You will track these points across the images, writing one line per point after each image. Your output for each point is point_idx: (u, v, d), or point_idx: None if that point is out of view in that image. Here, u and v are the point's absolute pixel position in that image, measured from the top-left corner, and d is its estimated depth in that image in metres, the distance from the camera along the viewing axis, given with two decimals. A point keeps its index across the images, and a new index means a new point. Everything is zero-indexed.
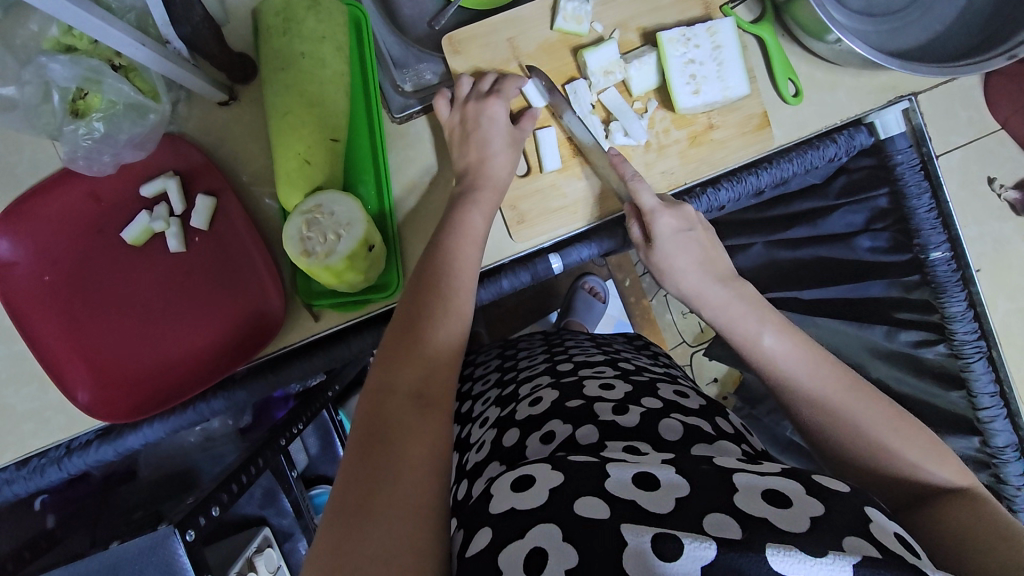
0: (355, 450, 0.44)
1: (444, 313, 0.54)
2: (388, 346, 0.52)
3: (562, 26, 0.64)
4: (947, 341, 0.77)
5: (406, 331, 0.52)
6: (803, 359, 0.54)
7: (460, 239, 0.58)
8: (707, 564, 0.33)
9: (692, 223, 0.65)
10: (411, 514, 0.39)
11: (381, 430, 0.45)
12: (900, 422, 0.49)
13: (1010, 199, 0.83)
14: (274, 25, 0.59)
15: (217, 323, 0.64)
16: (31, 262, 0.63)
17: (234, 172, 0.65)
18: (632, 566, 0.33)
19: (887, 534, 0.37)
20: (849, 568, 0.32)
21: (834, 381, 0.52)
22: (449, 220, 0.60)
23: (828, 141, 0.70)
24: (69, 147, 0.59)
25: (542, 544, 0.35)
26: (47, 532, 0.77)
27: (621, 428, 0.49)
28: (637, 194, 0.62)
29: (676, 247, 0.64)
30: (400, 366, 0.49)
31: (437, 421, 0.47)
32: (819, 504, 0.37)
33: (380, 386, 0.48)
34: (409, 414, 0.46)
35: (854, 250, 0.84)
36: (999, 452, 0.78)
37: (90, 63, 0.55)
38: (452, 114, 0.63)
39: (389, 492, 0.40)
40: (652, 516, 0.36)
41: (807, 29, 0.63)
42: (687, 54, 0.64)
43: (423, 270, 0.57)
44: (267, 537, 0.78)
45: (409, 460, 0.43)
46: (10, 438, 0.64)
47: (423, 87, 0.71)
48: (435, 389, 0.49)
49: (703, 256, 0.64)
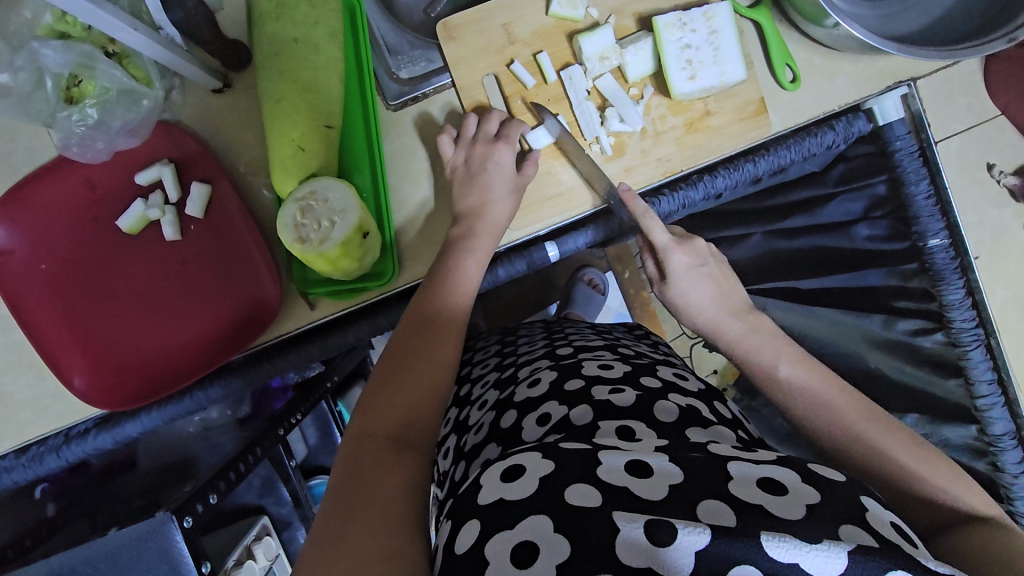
0: (332, 492, 0.43)
1: (431, 359, 0.53)
2: (373, 387, 0.51)
3: (558, 11, 0.63)
4: (944, 329, 0.77)
5: (391, 375, 0.51)
6: (819, 394, 0.52)
7: (449, 289, 0.58)
8: (701, 550, 0.33)
9: (704, 258, 0.65)
10: (381, 553, 0.38)
11: (358, 469, 0.43)
12: (920, 450, 0.48)
13: (1009, 186, 0.83)
14: (267, 9, 0.59)
15: (212, 313, 0.64)
16: (29, 250, 0.63)
17: (230, 161, 0.65)
18: (625, 551, 0.33)
19: (884, 524, 0.37)
20: (844, 555, 0.33)
21: (860, 413, 0.50)
22: (443, 266, 0.60)
23: (827, 128, 0.69)
24: (62, 134, 0.59)
25: (534, 538, 0.35)
26: (47, 519, 0.78)
27: (617, 407, 0.49)
28: (651, 231, 0.62)
29: (691, 284, 0.64)
30: (379, 410, 0.48)
31: (416, 462, 0.45)
32: (815, 492, 0.37)
33: (359, 431, 0.47)
34: (391, 449, 0.45)
35: (852, 238, 0.83)
36: (997, 440, 0.77)
37: (83, 49, 0.56)
38: (457, 153, 0.63)
39: (356, 535, 0.38)
40: (645, 503, 0.36)
41: (806, 14, 0.62)
42: (683, 39, 0.63)
43: (411, 316, 0.56)
44: (266, 526, 0.79)
45: (381, 503, 0.41)
46: (9, 425, 0.64)
47: (451, 84, 0.66)
48: (416, 434, 0.48)
49: (718, 290, 0.64)
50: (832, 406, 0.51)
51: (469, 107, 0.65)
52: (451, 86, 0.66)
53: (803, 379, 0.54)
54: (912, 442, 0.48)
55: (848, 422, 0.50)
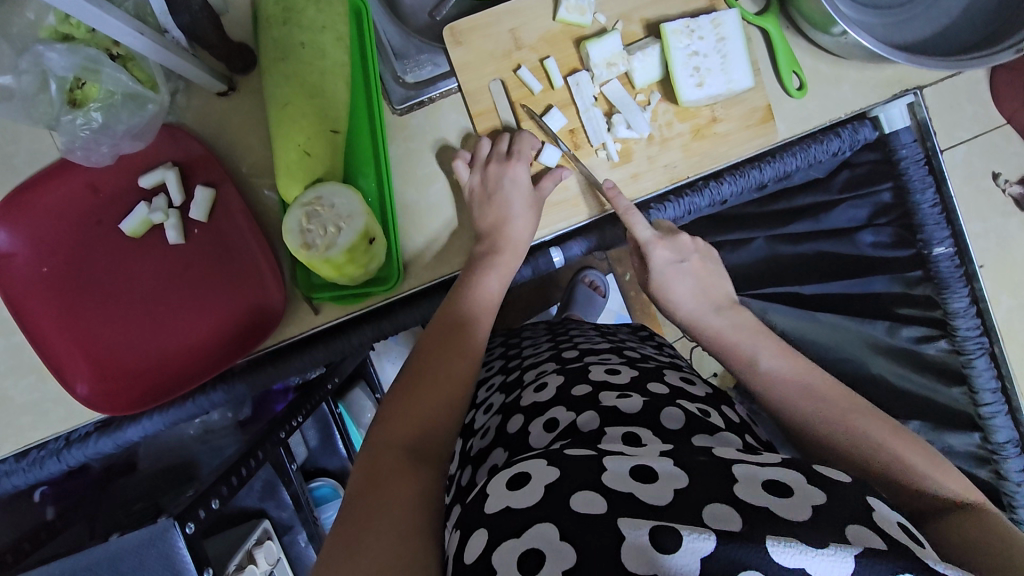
0: (350, 499, 0.42)
1: (449, 368, 0.53)
2: (396, 394, 0.51)
3: (565, 17, 0.63)
4: (948, 337, 0.78)
5: (415, 381, 0.51)
6: (800, 389, 0.52)
7: (469, 300, 0.59)
8: (705, 556, 0.33)
9: (686, 253, 0.65)
10: (395, 559, 0.37)
11: (373, 477, 0.43)
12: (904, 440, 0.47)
13: (1014, 194, 0.83)
14: (273, 13, 0.59)
15: (218, 317, 0.64)
16: (31, 254, 0.63)
17: (234, 164, 0.64)
18: (631, 558, 0.33)
19: (889, 523, 0.37)
20: (850, 560, 0.32)
21: (847, 401, 0.50)
22: (463, 282, 0.60)
23: (832, 136, 0.69)
24: (66, 137, 0.59)
25: (540, 545, 0.34)
26: (47, 523, 0.78)
27: (623, 414, 0.49)
28: (635, 227, 0.63)
29: (674, 277, 0.65)
30: (399, 420, 0.48)
31: (432, 471, 0.45)
32: (820, 493, 0.37)
33: (380, 436, 0.47)
34: (406, 458, 0.45)
35: (856, 245, 0.84)
36: (1000, 448, 0.77)
37: (87, 52, 0.55)
38: (472, 175, 0.62)
39: (373, 541, 0.38)
40: (651, 509, 0.36)
41: (814, 21, 0.62)
42: (691, 46, 0.63)
43: (434, 327, 0.57)
44: (267, 530, 0.78)
45: (399, 508, 0.41)
46: (9, 429, 0.63)
47: (457, 88, 0.66)
48: (435, 442, 0.48)
49: (701, 285, 0.64)
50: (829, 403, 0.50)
51: (478, 114, 0.65)
52: (457, 91, 0.66)
53: (797, 368, 0.53)
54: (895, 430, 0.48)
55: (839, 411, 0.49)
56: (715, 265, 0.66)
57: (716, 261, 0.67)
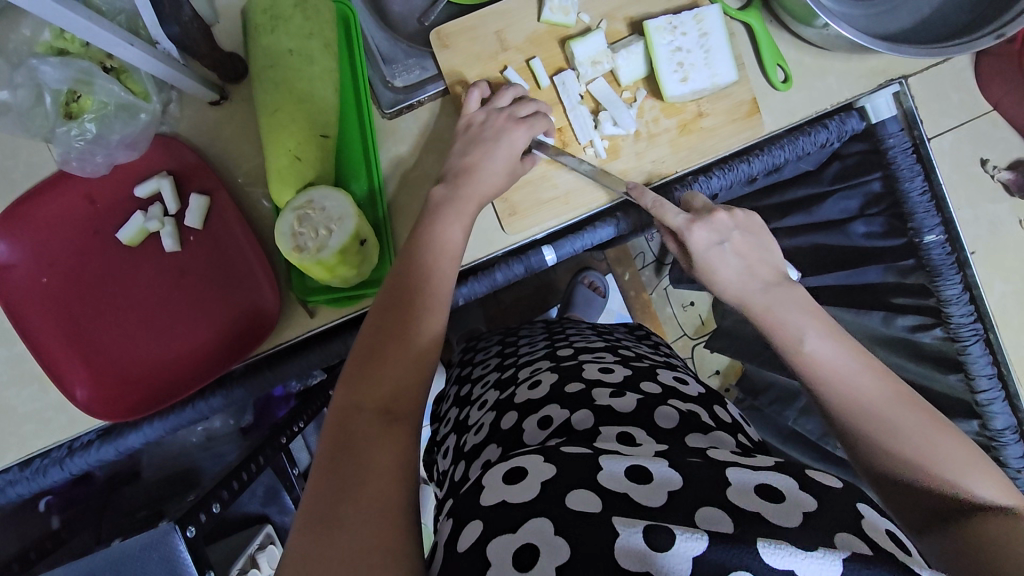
0: (323, 467, 0.42)
1: (415, 325, 0.51)
2: (355, 361, 0.48)
3: (549, 18, 0.64)
4: (943, 325, 0.76)
5: (381, 338, 0.49)
6: (843, 369, 0.49)
7: (432, 252, 0.56)
8: (698, 556, 0.33)
9: (725, 233, 0.58)
10: (374, 536, 0.37)
11: (347, 447, 0.42)
12: (941, 436, 0.46)
13: (1004, 180, 0.83)
14: (261, 21, 0.60)
15: (212, 322, 0.64)
16: (30, 264, 0.64)
17: (229, 172, 0.65)
18: (625, 557, 0.33)
19: (880, 532, 0.37)
20: (839, 564, 0.32)
21: (885, 391, 0.48)
22: (421, 235, 0.57)
23: (820, 128, 0.69)
24: (62, 149, 0.60)
25: (534, 540, 0.35)
26: (52, 532, 0.79)
27: (617, 413, 0.49)
28: (663, 216, 0.59)
29: (714, 263, 0.58)
30: (367, 382, 0.47)
31: (406, 439, 0.44)
32: (811, 501, 0.37)
33: (348, 400, 0.46)
34: (376, 428, 0.44)
35: (849, 236, 0.83)
36: (998, 434, 0.75)
37: (80, 65, 0.57)
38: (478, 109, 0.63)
39: (354, 516, 0.38)
40: (644, 509, 0.36)
41: (796, 15, 0.63)
42: (674, 42, 0.64)
43: (397, 279, 0.54)
44: (270, 534, 0.79)
45: (371, 491, 0.40)
46: (12, 438, 0.64)
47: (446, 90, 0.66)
48: (405, 409, 0.46)
49: (744, 266, 0.57)
50: (864, 394, 0.48)
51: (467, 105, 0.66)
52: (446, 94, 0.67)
53: (834, 347, 0.51)
54: (935, 426, 0.46)
55: (870, 405, 0.47)
56: (760, 239, 0.59)
57: (765, 234, 0.59)
